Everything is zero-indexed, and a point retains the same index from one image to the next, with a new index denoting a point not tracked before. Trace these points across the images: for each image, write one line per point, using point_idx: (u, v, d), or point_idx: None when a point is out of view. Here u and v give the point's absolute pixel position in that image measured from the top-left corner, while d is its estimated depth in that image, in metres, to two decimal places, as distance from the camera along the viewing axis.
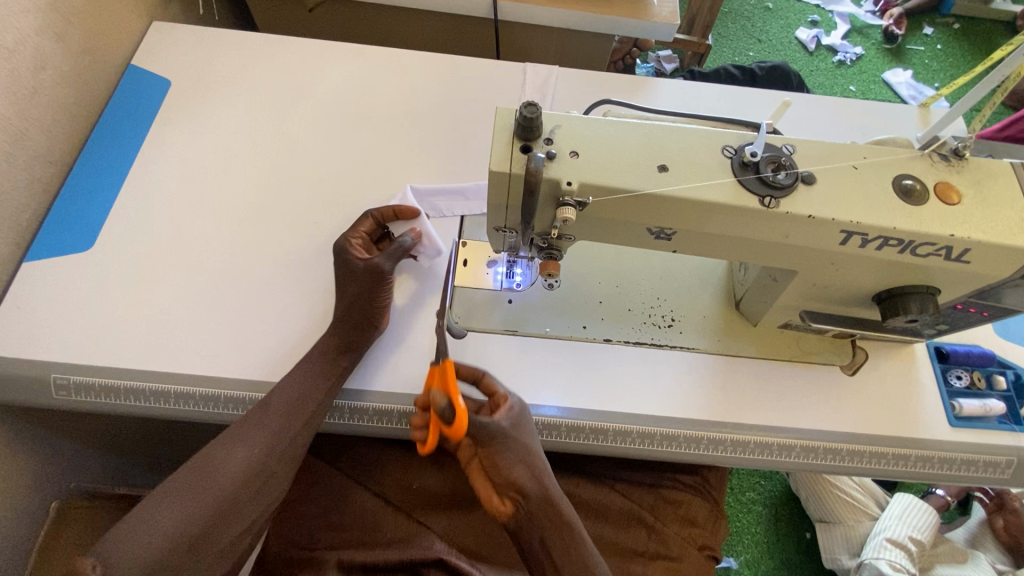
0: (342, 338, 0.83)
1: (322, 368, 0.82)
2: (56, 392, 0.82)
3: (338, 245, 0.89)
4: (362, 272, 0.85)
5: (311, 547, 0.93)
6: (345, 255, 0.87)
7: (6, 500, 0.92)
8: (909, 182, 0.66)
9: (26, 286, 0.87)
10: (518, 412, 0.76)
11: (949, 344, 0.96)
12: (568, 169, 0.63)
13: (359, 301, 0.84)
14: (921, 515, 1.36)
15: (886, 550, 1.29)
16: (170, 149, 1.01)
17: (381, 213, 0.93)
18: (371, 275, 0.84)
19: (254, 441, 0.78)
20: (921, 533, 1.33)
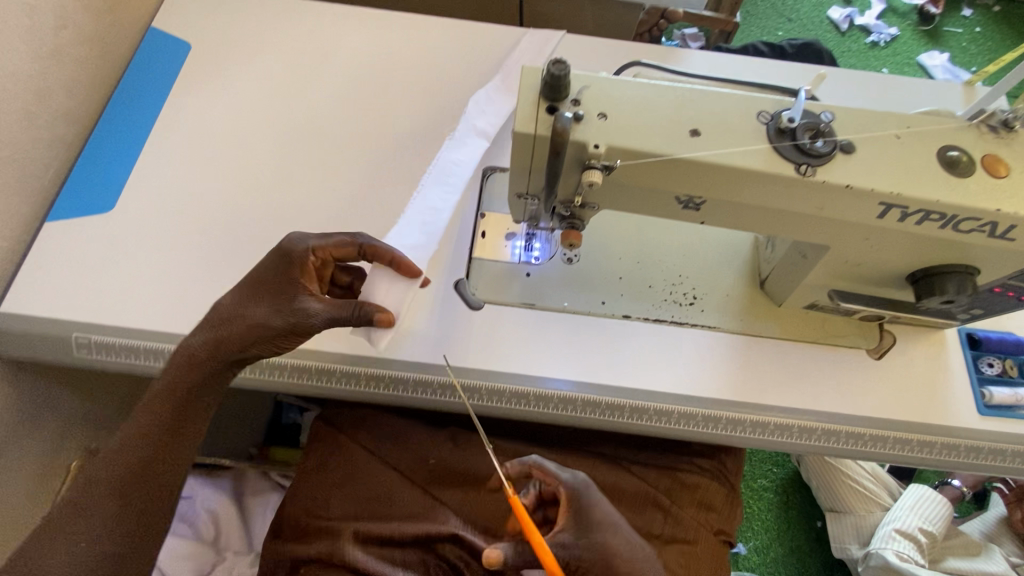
0: (184, 388, 0.68)
1: (154, 431, 0.67)
2: (77, 351, 0.84)
3: (292, 250, 0.73)
4: (272, 303, 0.70)
5: (323, 516, 0.93)
6: (282, 272, 0.73)
7: (28, 453, 0.94)
8: (955, 153, 0.63)
9: (47, 246, 0.88)
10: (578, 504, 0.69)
11: (981, 331, 0.92)
12: (595, 132, 0.61)
13: (225, 339, 0.69)
14: (934, 507, 1.33)
15: (894, 541, 1.28)
16: (189, 113, 1.00)
17: (367, 247, 0.77)
18: (284, 313, 0.70)
19: (75, 539, 0.63)
20: (932, 525, 1.31)
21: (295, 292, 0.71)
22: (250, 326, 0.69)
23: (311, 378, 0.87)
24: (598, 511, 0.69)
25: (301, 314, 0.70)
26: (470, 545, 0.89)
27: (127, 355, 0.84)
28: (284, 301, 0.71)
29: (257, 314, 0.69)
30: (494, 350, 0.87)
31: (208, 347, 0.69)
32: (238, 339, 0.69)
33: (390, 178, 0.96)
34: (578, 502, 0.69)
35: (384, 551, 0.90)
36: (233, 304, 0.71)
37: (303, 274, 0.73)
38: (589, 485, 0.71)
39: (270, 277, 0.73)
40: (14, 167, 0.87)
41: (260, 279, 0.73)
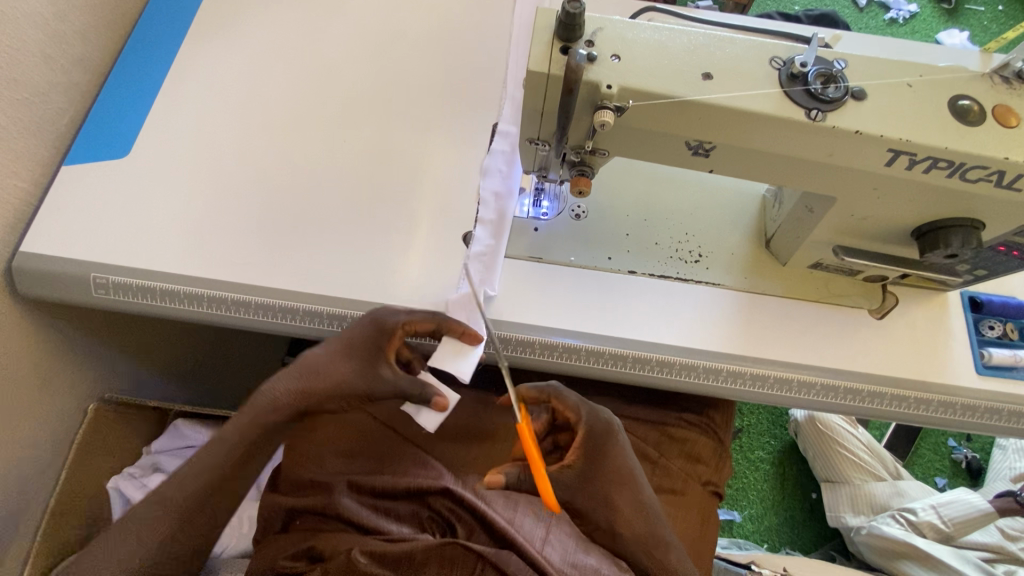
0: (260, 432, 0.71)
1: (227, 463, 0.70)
2: (96, 291, 0.86)
3: (386, 321, 0.74)
4: (355, 365, 0.72)
5: (317, 471, 0.90)
6: (375, 339, 0.73)
7: (51, 392, 0.97)
8: (966, 103, 0.63)
9: (65, 189, 0.90)
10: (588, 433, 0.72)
11: (984, 294, 0.94)
12: (609, 73, 0.62)
13: (308, 391, 0.71)
14: (957, 508, 1.29)
15: (891, 522, 1.31)
16: (203, 65, 1.01)
17: (445, 325, 0.78)
18: (365, 379, 0.71)
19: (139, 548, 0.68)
20: (944, 523, 1.29)
21: (378, 360, 0.72)
22: (334, 384, 0.71)
23: (320, 322, 0.86)
24: (619, 456, 0.71)
25: (379, 384, 0.71)
26: (463, 500, 0.86)
27: (143, 297, 0.86)
28: (368, 368, 0.71)
29: (342, 374, 0.71)
30: (501, 299, 0.88)
31: (288, 397, 0.71)
32: (318, 392, 0.71)
33: (403, 133, 0.98)
34: (601, 442, 0.71)
35: (378, 504, 0.87)
36: (320, 357, 0.73)
37: (389, 346, 0.74)
38: (603, 420, 0.72)
39: (361, 342, 0.73)
40: (33, 109, 0.88)
41: (353, 341, 0.73)
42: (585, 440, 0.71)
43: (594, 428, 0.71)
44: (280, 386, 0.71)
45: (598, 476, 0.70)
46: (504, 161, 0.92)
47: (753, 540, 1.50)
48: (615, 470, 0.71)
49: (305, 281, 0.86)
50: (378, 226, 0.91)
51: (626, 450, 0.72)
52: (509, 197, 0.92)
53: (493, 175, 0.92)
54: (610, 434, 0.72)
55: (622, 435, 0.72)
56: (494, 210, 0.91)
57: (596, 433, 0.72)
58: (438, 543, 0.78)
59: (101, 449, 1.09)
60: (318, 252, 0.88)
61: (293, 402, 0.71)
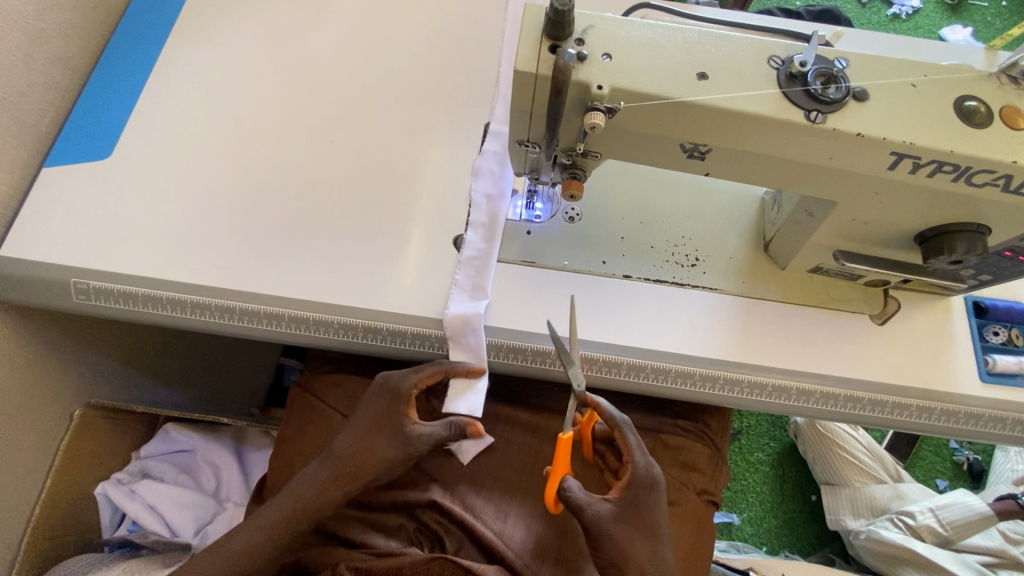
0: (310, 513, 0.77)
1: (281, 537, 0.76)
2: (77, 296, 0.84)
3: (399, 388, 0.76)
4: (387, 442, 0.76)
5: None
6: (394, 409, 0.76)
7: (34, 398, 0.95)
8: (973, 104, 0.61)
9: (46, 191, 0.88)
10: (635, 479, 0.72)
11: (988, 299, 0.91)
12: (599, 72, 0.60)
13: (350, 474, 0.77)
14: (956, 510, 1.27)
15: (890, 528, 1.30)
16: (188, 64, 0.99)
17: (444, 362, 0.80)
18: (396, 446, 0.76)
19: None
20: (943, 526, 1.27)
21: (402, 426, 0.76)
22: (373, 461, 0.76)
23: (308, 328, 0.84)
24: (655, 510, 0.73)
25: (412, 446, 0.76)
26: (450, 512, 0.85)
27: (125, 302, 0.84)
28: (397, 436, 0.76)
29: (376, 451, 0.76)
30: (494, 304, 0.86)
31: (333, 482, 0.77)
32: (359, 472, 0.77)
33: (392, 134, 0.95)
34: (644, 494, 0.72)
35: (364, 517, 0.87)
36: (352, 447, 0.77)
37: (408, 408, 0.77)
38: (650, 470, 0.73)
39: (384, 421, 0.77)
40: (11, 110, 0.86)
41: (375, 416, 0.78)
42: (630, 486, 0.72)
43: (642, 477, 0.72)
44: (323, 474, 0.77)
45: (630, 522, 0.71)
46: (488, 160, 0.92)
47: (752, 543, 1.48)
48: (646, 521, 0.71)
49: (291, 286, 0.84)
50: (366, 230, 0.88)
51: (660, 506, 0.73)
52: (501, 200, 0.91)
53: (484, 177, 0.91)
54: (653, 489, 0.73)
55: (662, 492, 0.74)
56: (485, 213, 0.90)
57: (643, 481, 0.72)
58: (426, 559, 0.77)
59: (88, 455, 1.07)
60: (305, 256, 0.86)
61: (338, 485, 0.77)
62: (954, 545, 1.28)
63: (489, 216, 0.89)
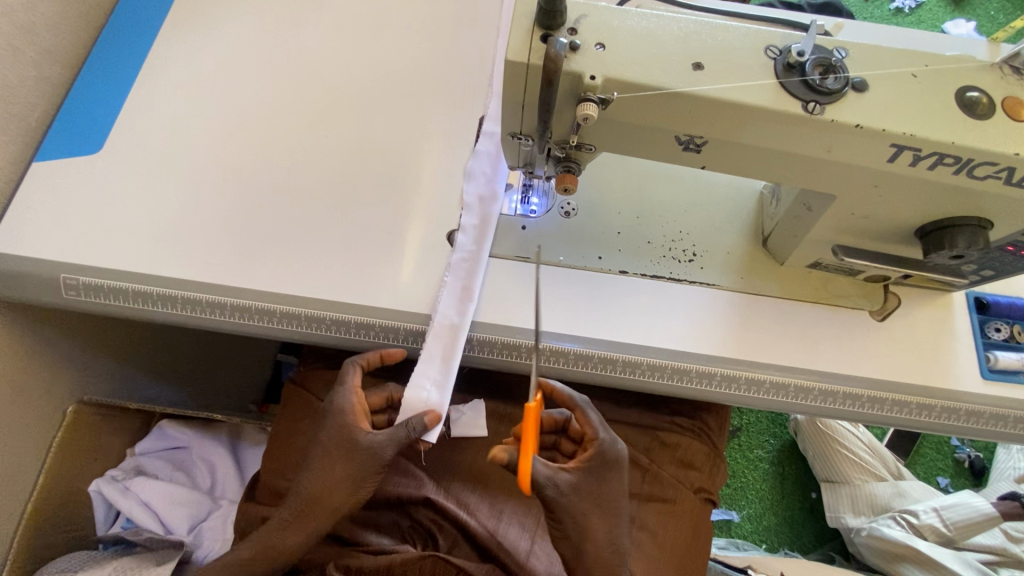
0: (281, 548, 0.74)
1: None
2: (66, 292, 0.83)
3: (339, 405, 0.77)
4: (341, 460, 0.75)
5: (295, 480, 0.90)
6: (340, 426, 0.76)
7: (26, 394, 0.95)
8: (975, 94, 0.59)
9: (35, 186, 0.87)
10: (594, 454, 0.72)
11: (990, 295, 0.90)
12: (593, 63, 0.58)
13: (315, 503, 0.74)
14: (961, 510, 1.26)
15: (892, 525, 1.29)
16: (179, 57, 0.98)
17: (366, 363, 0.79)
18: (354, 460, 0.74)
19: None
20: (947, 527, 1.26)
21: (353, 439, 0.75)
22: (334, 484, 0.74)
23: (302, 325, 0.83)
24: (616, 487, 0.73)
25: (372, 457, 0.74)
26: (444, 510, 0.84)
27: (114, 298, 0.83)
28: (352, 450, 0.74)
29: (336, 474, 0.74)
30: (488, 300, 0.84)
31: (298, 513, 0.74)
32: (324, 499, 0.74)
33: (385, 128, 0.94)
34: (603, 469, 0.72)
35: (358, 514, 0.86)
36: (313, 481, 0.75)
37: (353, 418, 0.76)
38: (612, 445, 0.73)
39: (334, 443, 0.75)
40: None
41: (327, 441, 0.76)
42: (591, 459, 0.72)
43: (606, 454, 0.72)
44: (287, 507, 0.75)
45: (590, 498, 0.71)
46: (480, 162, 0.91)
47: (751, 540, 1.47)
48: (604, 498, 0.71)
49: (283, 282, 0.83)
50: (359, 226, 0.87)
51: (620, 484, 0.73)
52: (495, 200, 0.90)
53: (476, 178, 0.90)
54: (614, 467, 0.73)
55: (625, 471, 0.74)
56: (478, 215, 0.88)
57: (606, 457, 0.72)
58: (418, 557, 0.77)
59: (80, 452, 1.06)
60: (296, 251, 0.85)
61: (305, 517, 0.74)
62: (957, 545, 1.27)
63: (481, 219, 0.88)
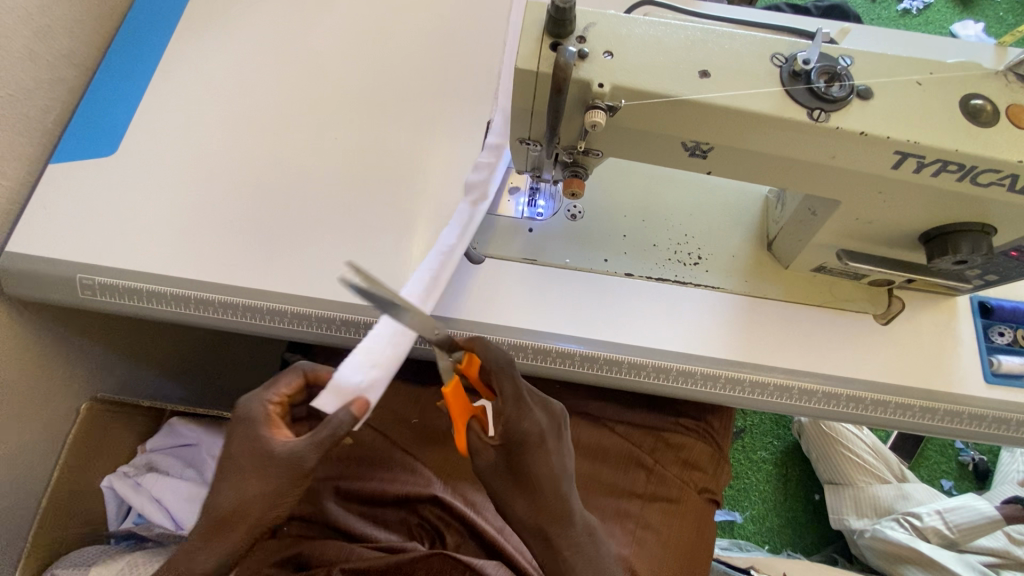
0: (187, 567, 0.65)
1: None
2: (82, 292, 0.84)
3: (252, 409, 0.69)
4: (253, 472, 0.65)
5: None
6: (252, 431, 0.67)
7: (42, 391, 0.96)
8: (979, 102, 0.60)
9: (52, 188, 0.88)
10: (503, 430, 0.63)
11: (994, 300, 0.90)
12: (601, 71, 0.59)
13: (225, 518, 0.65)
14: (964, 513, 1.27)
15: (895, 526, 1.29)
16: (192, 61, 0.99)
17: (311, 374, 0.73)
18: (267, 469, 0.65)
19: None
20: (950, 530, 1.26)
21: (265, 445, 0.66)
22: (247, 496, 0.65)
23: (312, 325, 0.84)
24: (534, 463, 0.64)
25: (289, 464, 0.65)
26: (451, 508, 0.86)
27: (128, 298, 0.84)
28: (263, 457, 0.65)
29: (248, 484, 0.65)
30: (494, 302, 0.86)
31: (208, 529, 0.66)
32: (236, 513, 0.65)
33: (394, 131, 0.96)
34: (516, 446, 0.63)
35: (367, 511, 0.88)
36: (225, 494, 0.66)
37: (265, 423, 0.68)
38: (521, 416, 0.64)
39: (243, 454, 0.66)
40: (18, 106, 0.86)
41: (238, 448, 0.67)
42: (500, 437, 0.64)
43: (511, 432, 0.63)
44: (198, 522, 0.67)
45: (508, 473, 0.65)
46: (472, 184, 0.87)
47: (753, 541, 1.48)
48: (524, 474, 0.64)
49: (293, 283, 0.85)
50: (368, 228, 0.88)
51: (544, 455, 0.64)
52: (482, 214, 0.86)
53: (471, 188, 0.86)
54: (527, 441, 0.63)
55: (541, 443, 0.64)
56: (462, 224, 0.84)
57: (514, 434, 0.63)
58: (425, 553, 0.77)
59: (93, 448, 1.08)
60: (306, 252, 0.86)
61: (216, 533, 0.65)
62: (959, 547, 1.27)
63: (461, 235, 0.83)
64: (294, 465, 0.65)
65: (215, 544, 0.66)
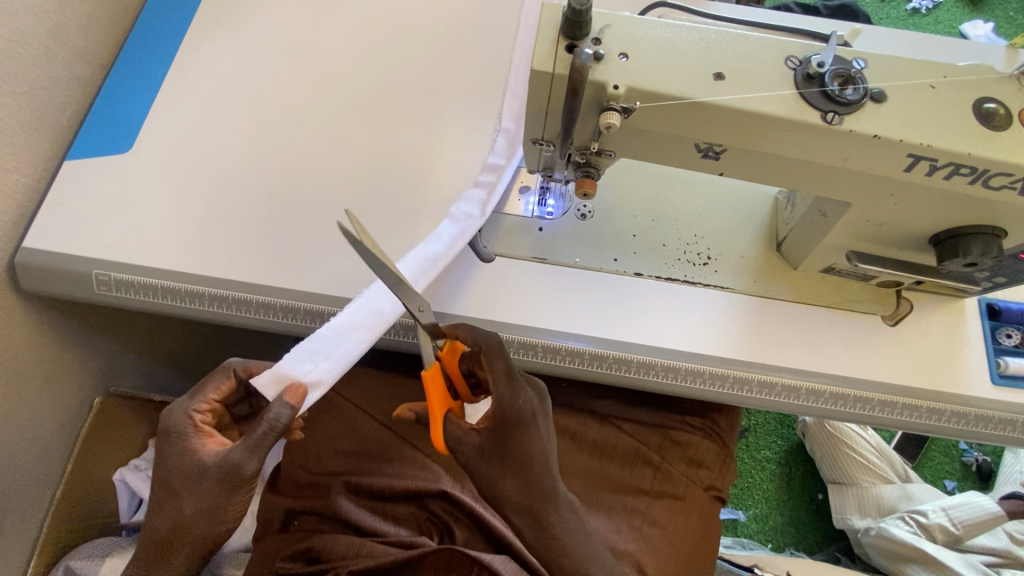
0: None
1: None
2: (98, 288, 0.85)
3: (173, 423, 0.68)
4: (189, 486, 0.65)
5: (315, 471, 0.93)
6: (179, 444, 0.67)
7: (57, 385, 0.98)
8: (992, 106, 0.60)
9: (69, 184, 0.89)
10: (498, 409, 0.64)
11: (1002, 301, 0.91)
12: (616, 73, 0.60)
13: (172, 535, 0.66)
14: (968, 511, 1.28)
15: (901, 524, 1.29)
16: (206, 59, 1.00)
17: (242, 373, 0.73)
18: (199, 482, 0.64)
19: None
20: (955, 526, 1.27)
21: (195, 457, 0.65)
22: (187, 511, 0.65)
23: (323, 321, 0.85)
24: (527, 442, 0.64)
25: (223, 473, 0.64)
26: (460, 504, 0.87)
27: (144, 295, 0.85)
28: (195, 470, 0.65)
29: (185, 500, 0.65)
30: (505, 301, 0.86)
31: (161, 547, 0.66)
32: (182, 528, 0.65)
33: (405, 129, 0.96)
34: (508, 426, 0.63)
35: (377, 505, 0.88)
36: (167, 514, 0.66)
37: (192, 433, 0.68)
38: (515, 398, 0.64)
39: (175, 470, 0.66)
40: (35, 103, 0.87)
41: (168, 466, 0.66)
42: (495, 417, 0.64)
43: (505, 410, 0.63)
44: (149, 539, 0.67)
45: (501, 457, 0.64)
46: (477, 203, 0.87)
47: (757, 540, 1.48)
48: (517, 455, 0.63)
49: (306, 280, 0.85)
50: (379, 226, 0.89)
51: (536, 436, 0.65)
52: (477, 224, 0.86)
53: (471, 200, 0.87)
54: (522, 419, 0.64)
55: (533, 424, 0.64)
56: (457, 231, 0.84)
57: (510, 411, 0.63)
58: (439, 549, 0.78)
59: (105, 443, 1.09)
60: (318, 250, 0.87)
61: (168, 549, 0.66)
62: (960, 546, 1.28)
63: (449, 248, 0.83)
64: (228, 471, 0.64)
65: (169, 560, 0.66)
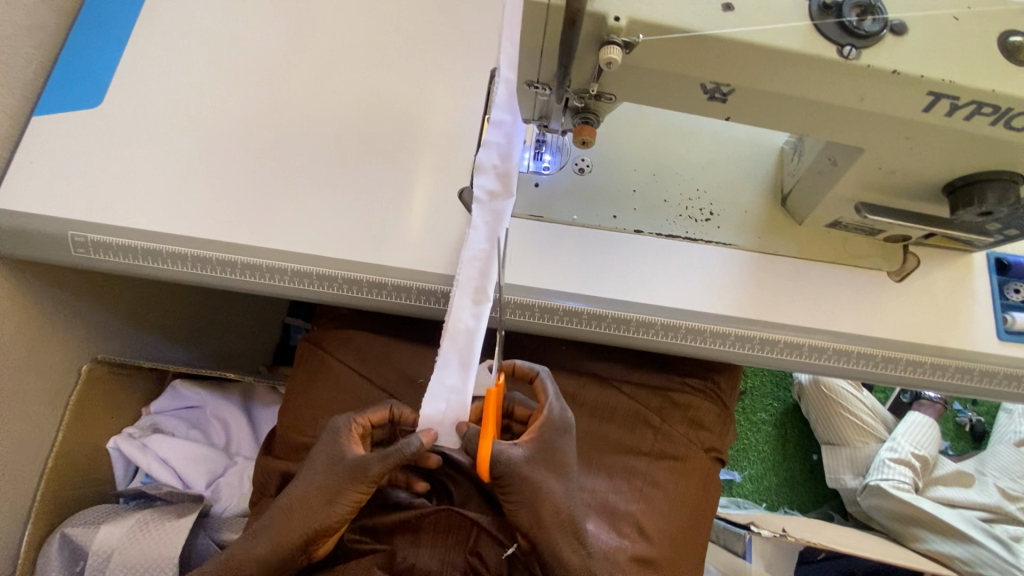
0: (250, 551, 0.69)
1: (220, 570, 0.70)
2: (75, 250, 0.82)
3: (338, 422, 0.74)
4: (321, 470, 0.71)
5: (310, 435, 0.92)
6: (333, 437, 0.72)
7: (42, 351, 0.95)
8: (1018, 39, 0.56)
9: (37, 141, 0.85)
10: (553, 425, 0.72)
11: (1011, 256, 0.88)
12: (617, 3, 0.56)
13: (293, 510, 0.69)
14: (924, 432, 1.36)
15: (891, 470, 1.29)
16: (178, 7, 0.94)
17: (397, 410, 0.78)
18: (337, 470, 0.69)
19: None
20: (923, 450, 1.33)
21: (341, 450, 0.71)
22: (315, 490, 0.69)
23: (313, 284, 0.82)
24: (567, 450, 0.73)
25: (360, 469, 0.68)
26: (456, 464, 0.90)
27: (125, 257, 0.82)
28: (339, 459, 0.70)
29: (319, 479, 0.70)
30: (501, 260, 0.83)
31: (276, 519, 0.70)
32: (303, 506, 0.69)
33: (392, 80, 0.91)
34: (556, 437, 0.72)
35: None
36: (297, 487, 0.71)
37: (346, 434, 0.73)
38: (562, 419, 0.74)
39: (321, 456, 0.71)
40: None
41: (315, 453, 0.72)
42: (543, 427, 0.72)
43: (556, 420, 0.73)
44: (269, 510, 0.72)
45: (546, 463, 0.70)
46: (496, 176, 0.78)
47: (752, 499, 1.50)
48: (560, 461, 0.71)
49: (293, 240, 0.82)
50: (369, 183, 0.85)
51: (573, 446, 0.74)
52: (506, 203, 0.78)
53: (485, 173, 0.77)
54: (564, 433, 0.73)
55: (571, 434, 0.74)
56: (486, 215, 0.77)
57: (557, 423, 0.73)
58: (435, 510, 0.81)
59: (97, 411, 1.07)
60: (305, 209, 0.83)
61: (281, 524, 0.69)
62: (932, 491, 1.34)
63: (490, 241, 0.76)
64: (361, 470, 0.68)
65: (277, 534, 0.69)
